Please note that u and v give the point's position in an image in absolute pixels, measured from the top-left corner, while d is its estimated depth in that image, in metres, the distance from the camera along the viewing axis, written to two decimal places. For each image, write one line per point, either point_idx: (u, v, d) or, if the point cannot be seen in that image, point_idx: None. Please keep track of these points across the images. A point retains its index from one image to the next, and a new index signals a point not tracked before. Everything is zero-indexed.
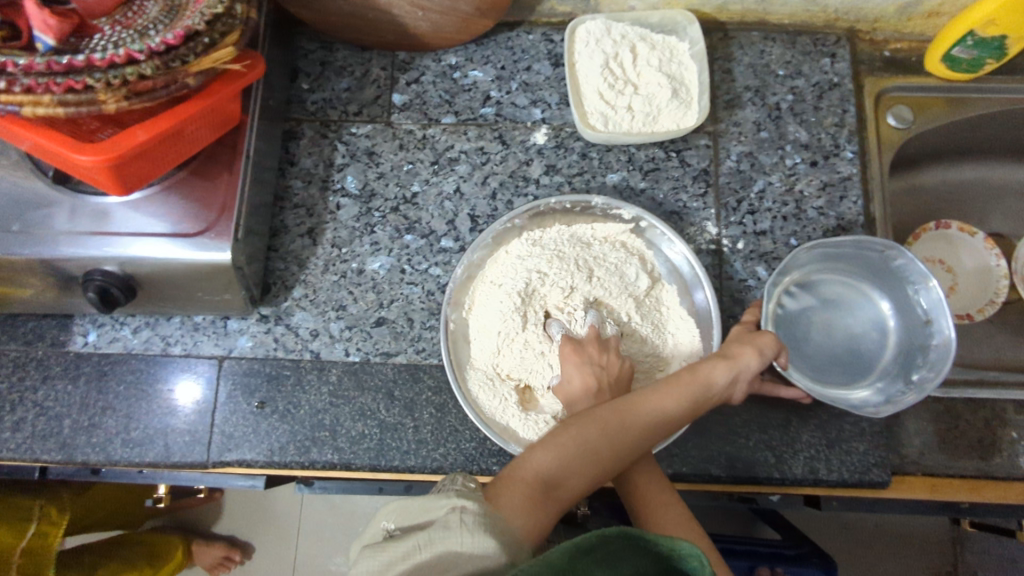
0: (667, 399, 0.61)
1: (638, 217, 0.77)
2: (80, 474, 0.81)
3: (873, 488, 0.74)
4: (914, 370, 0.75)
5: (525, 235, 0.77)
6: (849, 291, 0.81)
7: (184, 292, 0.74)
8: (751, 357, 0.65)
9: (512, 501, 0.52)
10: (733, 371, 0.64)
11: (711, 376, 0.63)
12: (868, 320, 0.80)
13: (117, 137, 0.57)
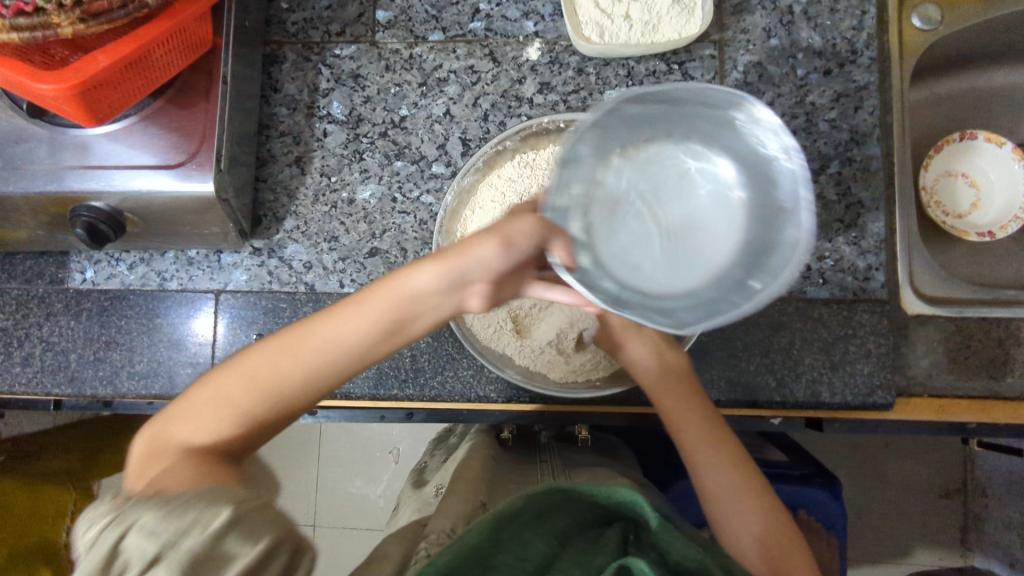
0: (337, 323, 0.54)
1: None
2: (93, 407, 0.83)
3: (875, 409, 0.73)
4: (752, 275, 0.52)
5: (517, 158, 0.74)
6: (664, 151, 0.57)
7: (172, 226, 0.73)
8: (480, 251, 0.52)
9: (143, 469, 0.49)
10: (451, 270, 0.53)
11: (427, 278, 0.54)
12: (697, 190, 0.57)
13: (77, 63, 0.54)
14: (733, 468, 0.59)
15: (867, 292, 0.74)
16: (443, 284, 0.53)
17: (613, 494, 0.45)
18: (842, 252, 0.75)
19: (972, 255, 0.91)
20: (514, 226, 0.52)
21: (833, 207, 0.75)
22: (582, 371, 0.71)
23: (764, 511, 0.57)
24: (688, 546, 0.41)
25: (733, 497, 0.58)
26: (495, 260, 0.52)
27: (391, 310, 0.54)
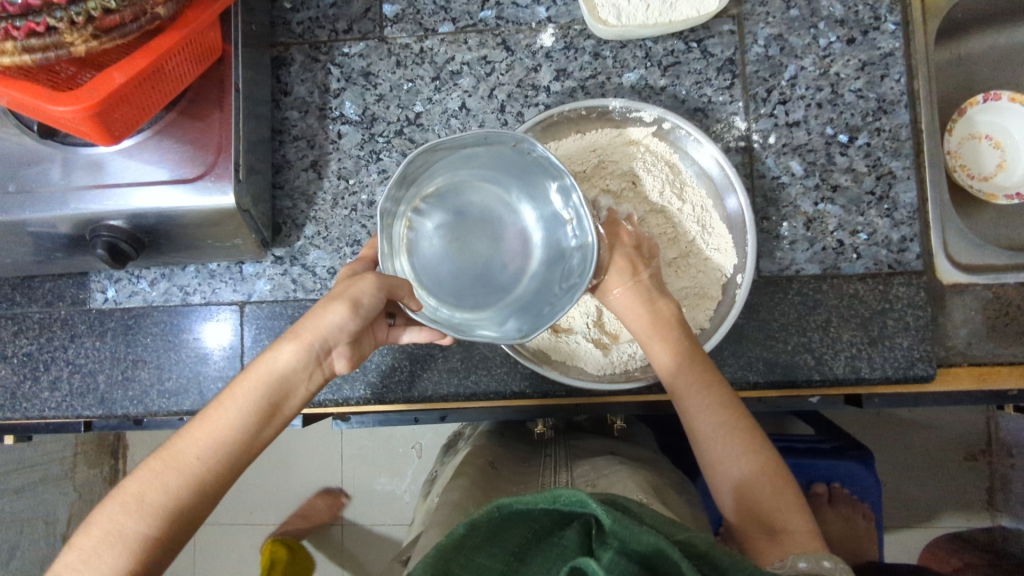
0: (209, 424, 0.52)
1: (661, 119, 0.70)
2: (124, 425, 0.82)
3: (917, 382, 0.72)
4: (562, 284, 0.56)
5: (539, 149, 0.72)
6: (459, 190, 0.61)
7: (192, 240, 0.72)
8: (328, 317, 0.54)
9: None
10: (307, 343, 0.54)
11: (272, 367, 0.53)
12: (514, 237, 0.61)
13: (93, 82, 0.52)
14: (718, 417, 0.57)
15: (903, 264, 0.73)
16: (283, 366, 0.53)
17: (555, 498, 0.41)
18: (875, 225, 0.73)
19: (1000, 218, 0.89)
20: (361, 287, 0.54)
21: (863, 179, 0.74)
22: (620, 362, 0.70)
23: (749, 459, 0.55)
24: (644, 532, 0.38)
25: (714, 447, 0.56)
26: (343, 325, 0.54)
27: (267, 395, 0.53)
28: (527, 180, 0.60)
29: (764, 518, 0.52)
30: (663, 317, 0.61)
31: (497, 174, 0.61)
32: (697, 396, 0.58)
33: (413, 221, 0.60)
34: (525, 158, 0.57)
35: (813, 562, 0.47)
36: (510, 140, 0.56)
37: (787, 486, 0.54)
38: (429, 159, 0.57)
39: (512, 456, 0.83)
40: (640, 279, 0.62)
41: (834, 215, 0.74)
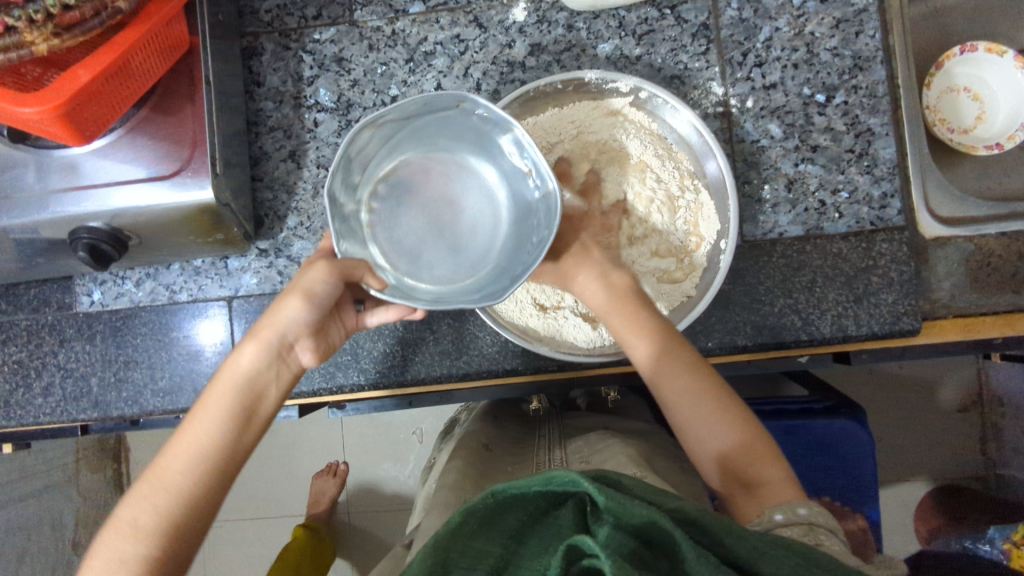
0: (185, 438, 0.52)
1: (637, 88, 0.70)
2: (120, 427, 0.81)
3: (903, 336, 0.73)
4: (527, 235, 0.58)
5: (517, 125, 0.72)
6: (407, 164, 0.62)
7: (175, 238, 0.72)
8: (285, 313, 0.53)
9: None
10: (265, 343, 0.54)
11: (237, 370, 0.54)
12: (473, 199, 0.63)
13: (58, 81, 0.51)
14: (686, 384, 0.56)
15: (885, 220, 0.73)
16: (250, 368, 0.54)
17: (547, 480, 0.44)
18: (856, 183, 0.73)
19: (981, 170, 0.90)
20: (310, 277, 0.53)
21: (842, 138, 0.74)
22: (610, 335, 0.70)
23: (721, 422, 0.55)
24: (635, 505, 0.40)
25: (685, 416, 0.56)
26: (301, 318, 0.54)
27: (239, 399, 0.53)
28: (479, 139, 0.61)
29: (741, 475, 0.53)
30: (619, 289, 0.61)
31: (439, 135, 0.62)
32: (661, 365, 0.57)
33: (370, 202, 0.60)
34: (469, 120, 0.59)
35: (788, 512, 0.48)
36: (453, 102, 0.56)
37: (762, 443, 0.54)
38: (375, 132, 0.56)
39: (506, 434, 0.84)
40: (592, 256, 0.63)
41: (815, 175, 0.74)
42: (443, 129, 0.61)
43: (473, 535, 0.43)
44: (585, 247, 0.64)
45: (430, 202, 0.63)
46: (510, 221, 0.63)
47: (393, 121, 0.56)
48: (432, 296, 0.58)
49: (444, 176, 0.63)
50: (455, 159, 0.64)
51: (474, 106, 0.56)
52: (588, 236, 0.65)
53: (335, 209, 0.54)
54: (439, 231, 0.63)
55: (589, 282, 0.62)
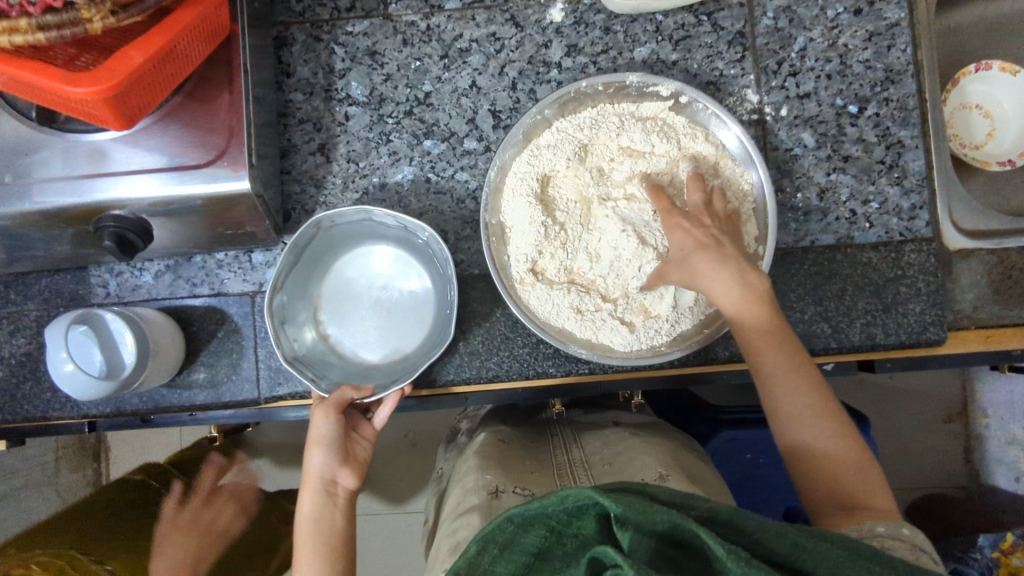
0: None
1: (679, 92, 0.70)
2: (130, 424, 0.79)
3: (928, 346, 0.74)
4: (441, 266, 0.73)
5: (556, 125, 0.71)
6: (328, 288, 0.76)
7: (203, 229, 0.70)
8: (313, 461, 0.65)
9: None
10: (315, 488, 0.65)
11: (302, 521, 0.63)
12: (389, 273, 0.77)
13: (110, 62, 0.50)
14: (808, 400, 0.57)
15: (913, 232, 0.74)
16: (318, 510, 0.64)
17: (563, 498, 0.42)
18: (886, 194, 0.75)
19: (991, 185, 0.91)
20: (314, 428, 0.66)
21: (874, 149, 0.75)
22: (647, 339, 0.70)
23: (832, 435, 0.56)
24: (657, 511, 0.39)
25: (799, 425, 0.57)
26: (328, 456, 0.65)
27: (318, 540, 0.63)
28: (354, 236, 0.75)
29: (842, 495, 0.54)
30: (756, 289, 0.59)
31: (335, 248, 0.76)
32: (779, 366, 0.58)
33: (322, 336, 0.75)
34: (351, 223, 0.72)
35: (891, 526, 0.50)
36: (314, 228, 0.69)
37: (870, 465, 0.55)
38: (282, 295, 0.70)
39: (521, 436, 0.82)
40: (727, 254, 0.60)
41: (846, 185, 0.75)
42: (338, 241, 0.74)
43: (495, 562, 0.44)
44: (703, 247, 0.61)
45: (361, 297, 0.76)
46: (428, 278, 0.76)
47: (292, 266, 0.70)
48: (401, 366, 0.73)
49: (355, 274, 0.77)
50: (359, 252, 0.77)
51: (329, 219, 0.69)
52: (701, 233, 0.62)
53: (297, 366, 0.69)
54: (383, 309, 0.76)
55: (725, 294, 0.59)
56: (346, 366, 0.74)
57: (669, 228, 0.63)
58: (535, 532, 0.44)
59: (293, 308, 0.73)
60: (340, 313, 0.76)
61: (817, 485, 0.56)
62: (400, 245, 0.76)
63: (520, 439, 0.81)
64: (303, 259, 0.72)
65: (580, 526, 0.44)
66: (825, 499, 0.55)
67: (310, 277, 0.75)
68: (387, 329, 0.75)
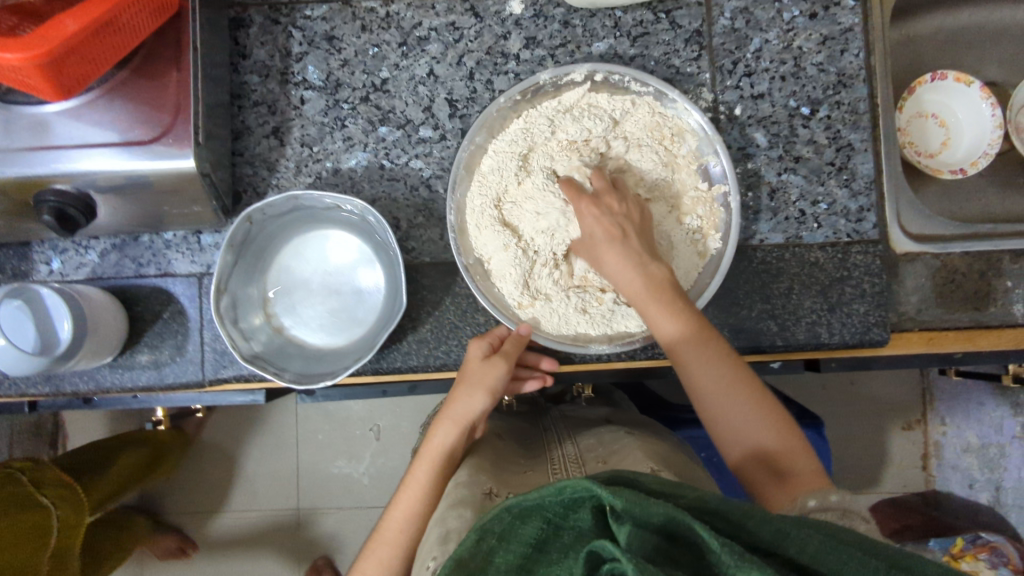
0: (417, 474, 0.65)
1: (592, 73, 0.72)
2: (72, 404, 0.78)
3: (872, 346, 0.75)
4: (381, 237, 0.71)
5: (493, 147, 0.72)
6: (273, 280, 0.74)
7: (150, 207, 0.69)
8: (496, 376, 0.66)
9: None
10: (481, 396, 0.66)
11: (459, 416, 0.66)
12: (333, 255, 0.75)
13: (43, 30, 0.49)
14: (720, 379, 0.60)
15: (861, 233, 0.75)
16: (423, 490, 0.64)
17: (559, 490, 0.42)
18: (834, 195, 0.76)
19: (943, 193, 0.93)
20: (495, 376, 0.67)
21: (824, 151, 0.76)
22: (600, 317, 0.70)
23: (754, 419, 0.59)
24: (653, 503, 0.39)
25: (723, 415, 0.60)
26: (457, 439, 0.66)
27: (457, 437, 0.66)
28: (291, 222, 0.73)
29: (772, 467, 0.57)
30: (656, 282, 0.63)
31: (276, 239, 0.73)
32: (699, 364, 0.60)
33: (278, 329, 0.73)
34: (284, 210, 0.70)
35: (820, 499, 0.51)
36: (244, 221, 0.67)
37: (791, 431, 0.59)
38: (227, 295, 0.68)
39: (513, 432, 0.81)
40: (631, 245, 0.64)
41: (796, 185, 0.76)
42: (276, 230, 0.72)
43: (494, 553, 0.43)
44: (609, 238, 0.64)
45: (311, 282, 0.74)
46: (377, 255, 0.73)
47: (232, 265, 0.68)
48: (360, 343, 0.71)
49: (299, 262, 0.74)
50: (301, 239, 0.74)
51: (258, 211, 0.68)
52: (609, 221, 0.64)
53: (256, 363, 0.67)
54: (332, 291, 0.74)
55: (620, 270, 0.64)
56: (311, 353, 0.72)
57: (581, 212, 0.65)
58: (531, 524, 0.44)
59: (244, 305, 0.71)
60: (290, 303, 0.74)
61: (748, 468, 0.59)
62: (343, 226, 0.74)
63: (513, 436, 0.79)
64: (241, 255, 0.70)
65: (577, 519, 0.43)
66: (761, 478, 0.57)
67: (254, 273, 0.72)
68: (339, 310, 0.74)
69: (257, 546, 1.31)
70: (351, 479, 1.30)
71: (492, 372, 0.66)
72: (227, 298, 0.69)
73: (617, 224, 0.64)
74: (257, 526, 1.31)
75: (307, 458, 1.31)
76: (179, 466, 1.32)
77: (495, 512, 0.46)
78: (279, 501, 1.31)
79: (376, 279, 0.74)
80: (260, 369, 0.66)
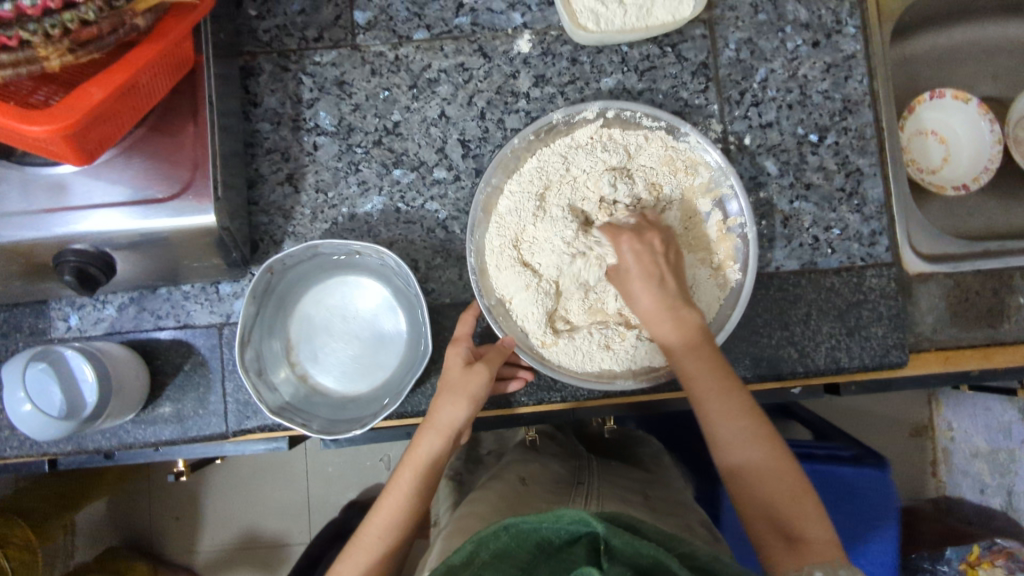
0: (402, 478, 0.66)
1: (604, 109, 0.72)
2: (94, 460, 0.77)
3: (891, 368, 0.75)
4: (402, 280, 0.71)
5: (507, 190, 0.72)
6: (295, 328, 0.73)
7: (168, 261, 0.69)
8: (478, 385, 0.66)
9: None
10: (462, 406, 0.66)
11: (442, 425, 0.66)
12: (353, 300, 0.74)
13: (69, 99, 0.49)
14: (745, 429, 0.60)
15: (874, 257, 0.76)
16: (406, 496, 0.65)
17: (558, 517, 0.46)
18: (847, 220, 0.76)
19: (947, 209, 0.94)
20: (477, 386, 0.66)
21: (834, 177, 0.77)
22: (625, 357, 0.70)
23: (772, 468, 0.59)
24: (643, 545, 0.42)
25: (738, 455, 0.60)
26: (438, 447, 0.66)
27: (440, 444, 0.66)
28: (311, 269, 0.72)
29: (785, 528, 0.57)
30: (687, 324, 0.64)
31: (295, 288, 0.73)
32: (712, 399, 0.61)
33: (302, 377, 0.72)
34: (305, 258, 0.70)
35: (828, 570, 0.53)
36: (266, 272, 0.67)
37: (809, 497, 0.58)
38: (251, 346, 0.68)
39: (544, 476, 0.81)
40: (666, 286, 0.65)
41: (809, 212, 0.76)
42: (296, 277, 0.72)
43: (485, 565, 0.45)
44: (646, 274, 0.65)
45: (333, 327, 0.74)
46: (398, 299, 0.74)
47: (254, 317, 0.68)
48: (385, 389, 0.70)
49: (319, 308, 0.74)
50: (320, 285, 0.74)
51: (280, 262, 0.67)
52: (649, 259, 0.65)
53: (284, 415, 0.66)
54: (353, 335, 0.74)
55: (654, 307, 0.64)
56: (336, 400, 0.72)
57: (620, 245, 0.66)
58: (525, 549, 0.47)
59: (268, 356, 0.70)
60: (312, 350, 0.73)
61: (757, 518, 0.58)
62: (362, 271, 0.74)
63: (542, 480, 0.80)
64: (264, 306, 0.69)
65: (570, 556, 0.46)
66: (769, 534, 0.57)
67: (275, 323, 0.72)
68: (362, 354, 0.73)
69: None
70: None
71: (473, 380, 0.66)
72: (252, 350, 0.68)
73: (655, 265, 0.65)
74: (273, 566, 1.30)
75: (321, 494, 1.30)
76: (192, 508, 1.30)
77: (492, 527, 0.47)
78: (294, 540, 1.30)
79: (398, 322, 0.74)
80: (287, 420, 0.65)
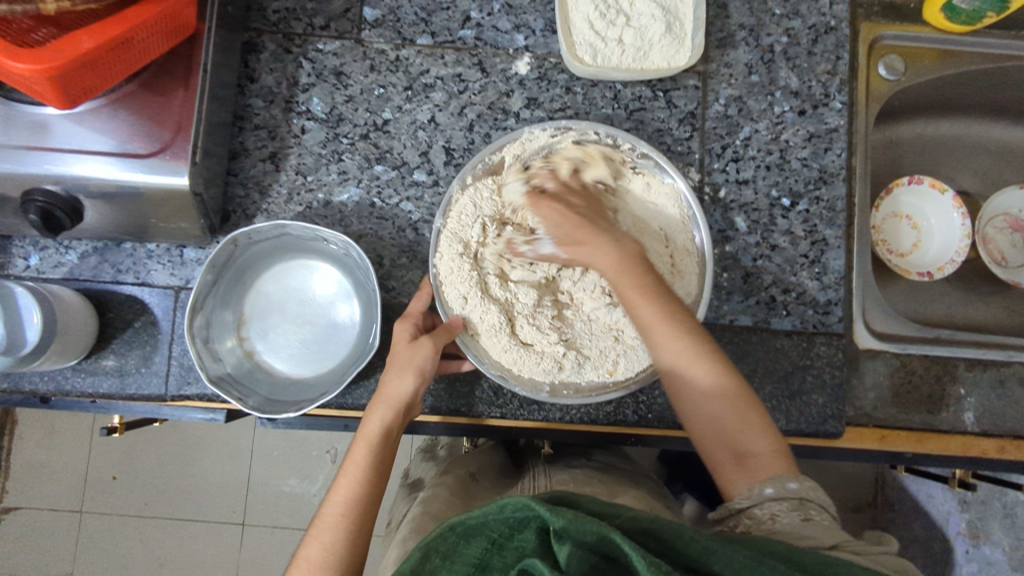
0: (363, 443, 0.62)
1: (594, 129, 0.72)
2: (27, 403, 0.74)
3: (827, 438, 0.77)
4: (360, 271, 0.72)
5: (473, 193, 0.71)
6: (251, 303, 0.74)
7: (136, 217, 0.69)
8: (428, 351, 0.65)
9: None
10: (412, 372, 0.64)
11: (391, 395, 0.64)
12: (312, 285, 0.76)
13: (58, 43, 0.50)
14: (682, 343, 0.59)
15: (826, 326, 0.78)
16: (364, 471, 0.61)
17: (502, 507, 0.43)
18: (805, 286, 0.78)
19: (910, 293, 0.96)
20: (425, 355, 0.65)
21: (800, 243, 0.79)
22: (573, 369, 0.70)
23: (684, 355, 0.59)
24: (588, 520, 0.39)
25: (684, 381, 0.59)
26: (390, 419, 0.64)
27: (394, 414, 0.64)
28: (279, 249, 0.74)
29: (738, 450, 0.57)
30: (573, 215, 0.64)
31: (257, 265, 0.74)
32: (669, 336, 0.60)
33: (249, 354, 0.73)
34: (271, 237, 0.71)
35: (778, 487, 0.53)
36: (230, 243, 0.68)
37: (751, 409, 0.58)
38: (202, 314, 0.69)
39: (491, 470, 0.82)
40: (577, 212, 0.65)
41: (770, 272, 0.78)
42: (259, 252, 0.73)
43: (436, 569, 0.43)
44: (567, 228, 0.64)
45: (286, 308, 0.75)
46: (356, 291, 0.75)
47: (211, 285, 0.69)
48: (328, 377, 0.71)
49: (277, 288, 0.75)
50: (281, 266, 0.75)
51: (246, 235, 0.69)
52: (565, 211, 0.65)
53: (222, 386, 0.67)
54: (306, 321, 0.75)
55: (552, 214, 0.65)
56: (281, 381, 0.73)
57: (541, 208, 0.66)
58: (475, 542, 0.43)
59: (216, 329, 0.71)
60: (265, 329, 0.74)
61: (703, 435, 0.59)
62: (323, 257, 0.75)
63: (488, 473, 0.81)
64: (221, 279, 0.71)
65: (522, 540, 0.42)
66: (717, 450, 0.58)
67: (231, 296, 0.73)
68: (312, 340, 0.74)
69: (200, 559, 1.28)
70: (303, 497, 1.29)
71: (420, 353, 0.65)
72: (202, 319, 0.69)
73: (568, 215, 0.65)
74: (200, 538, 1.28)
75: (260, 475, 1.29)
76: (128, 469, 1.29)
77: (438, 529, 0.44)
78: (224, 515, 1.28)
79: (353, 315, 0.75)
80: (223, 392, 0.66)
